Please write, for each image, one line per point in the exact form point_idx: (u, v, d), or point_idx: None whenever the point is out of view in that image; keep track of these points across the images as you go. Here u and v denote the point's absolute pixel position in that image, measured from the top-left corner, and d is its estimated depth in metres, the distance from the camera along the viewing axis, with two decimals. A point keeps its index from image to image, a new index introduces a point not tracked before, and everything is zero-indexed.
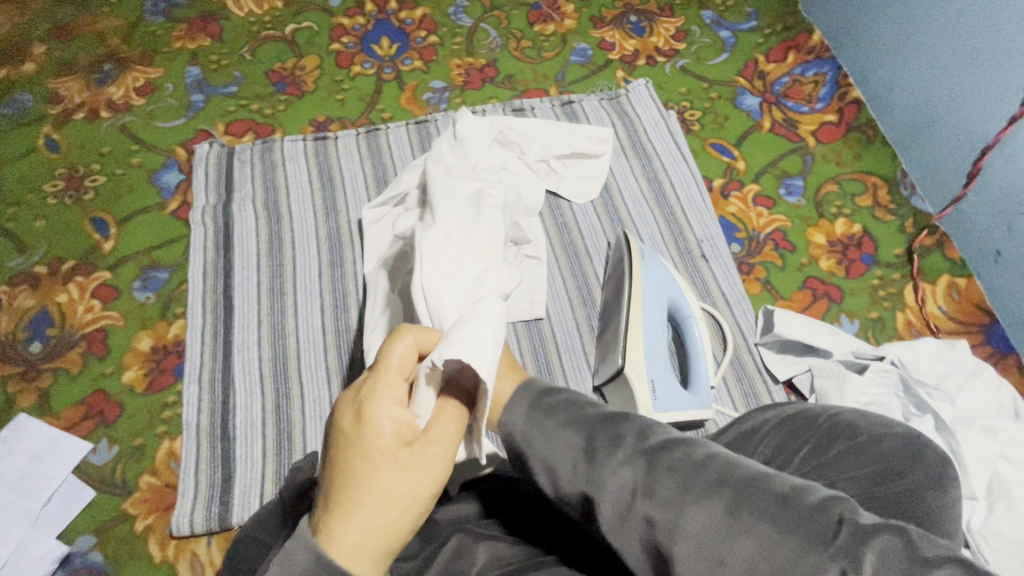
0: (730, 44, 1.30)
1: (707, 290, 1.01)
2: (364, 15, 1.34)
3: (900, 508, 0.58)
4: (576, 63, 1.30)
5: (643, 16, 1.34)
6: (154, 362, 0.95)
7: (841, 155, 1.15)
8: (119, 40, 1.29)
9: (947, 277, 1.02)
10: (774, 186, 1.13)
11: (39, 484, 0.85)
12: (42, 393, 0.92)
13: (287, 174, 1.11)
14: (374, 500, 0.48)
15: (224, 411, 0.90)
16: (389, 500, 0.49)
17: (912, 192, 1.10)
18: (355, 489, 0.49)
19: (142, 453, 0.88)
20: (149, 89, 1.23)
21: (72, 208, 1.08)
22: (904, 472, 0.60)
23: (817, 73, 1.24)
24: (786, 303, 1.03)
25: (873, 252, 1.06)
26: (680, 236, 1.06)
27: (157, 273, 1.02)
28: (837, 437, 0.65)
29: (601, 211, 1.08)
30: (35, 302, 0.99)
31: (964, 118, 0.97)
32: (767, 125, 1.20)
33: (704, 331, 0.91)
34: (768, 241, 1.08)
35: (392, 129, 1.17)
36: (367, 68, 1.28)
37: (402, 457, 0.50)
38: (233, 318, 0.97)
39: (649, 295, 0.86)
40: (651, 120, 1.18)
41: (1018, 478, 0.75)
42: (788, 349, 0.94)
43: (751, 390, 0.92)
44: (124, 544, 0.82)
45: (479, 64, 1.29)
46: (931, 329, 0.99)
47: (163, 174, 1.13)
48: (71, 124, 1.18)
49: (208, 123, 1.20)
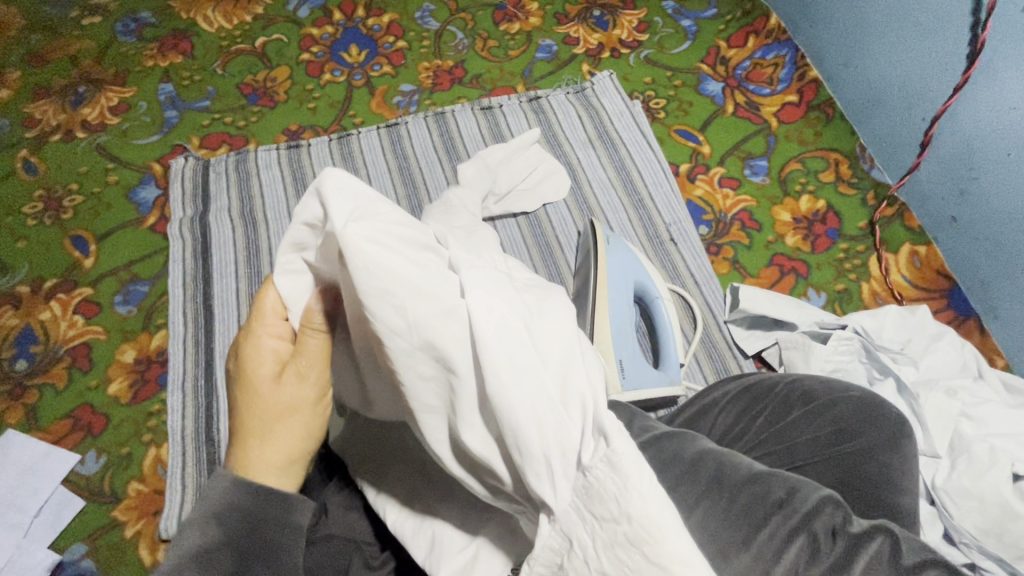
0: (692, 32, 1.32)
1: (676, 272, 1.03)
2: (332, 24, 1.37)
3: (853, 468, 0.61)
4: (541, 59, 1.32)
5: (606, 10, 1.37)
6: (137, 373, 0.97)
7: (802, 134, 1.18)
8: (92, 62, 1.31)
9: (909, 246, 1.05)
10: (738, 167, 1.16)
11: (29, 496, 0.87)
12: (28, 409, 0.94)
13: (261, 183, 1.13)
14: (276, 443, 0.52)
15: (208, 416, 0.92)
16: (292, 441, 0.52)
17: (871, 165, 1.13)
18: (262, 436, 0.52)
19: (129, 461, 0.90)
20: (123, 108, 1.25)
21: (52, 228, 1.11)
22: (857, 432, 0.63)
23: (777, 56, 1.27)
24: (754, 281, 1.06)
25: (837, 227, 1.09)
26: (648, 221, 1.08)
27: (137, 286, 1.05)
28: (793, 403, 0.67)
29: (570, 202, 1.11)
30: (18, 321, 1.01)
31: (914, 91, 1.00)
32: (730, 109, 1.22)
33: (672, 311, 0.93)
34: (734, 221, 1.11)
35: (363, 134, 1.20)
36: (337, 75, 1.30)
37: (309, 415, 0.53)
38: (214, 326, 0.99)
39: (615, 279, 0.89)
40: (616, 110, 1.20)
41: (978, 434, 0.77)
42: (757, 324, 0.96)
43: (723, 365, 0.94)
44: (115, 550, 0.84)
45: (447, 65, 1.32)
46: (894, 297, 1.02)
47: (140, 190, 1.15)
48: (47, 146, 1.20)
49: (183, 138, 1.22)
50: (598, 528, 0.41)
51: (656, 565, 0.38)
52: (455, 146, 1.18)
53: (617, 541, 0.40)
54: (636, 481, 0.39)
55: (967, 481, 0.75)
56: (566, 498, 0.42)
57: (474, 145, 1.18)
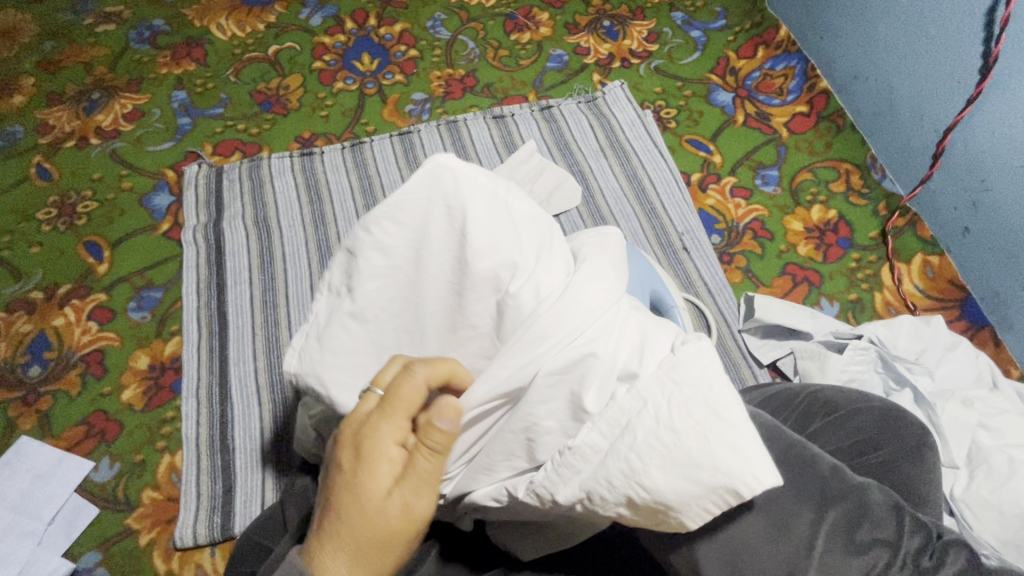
0: (701, 43, 1.34)
1: (690, 281, 1.03)
2: (344, 33, 1.38)
3: (876, 479, 0.61)
4: (552, 69, 1.33)
5: (616, 21, 1.38)
6: (151, 379, 0.97)
7: (813, 144, 1.19)
8: (105, 69, 1.32)
9: (921, 256, 1.06)
10: (750, 177, 1.17)
11: (42, 504, 0.86)
12: (41, 416, 0.94)
13: (275, 189, 1.14)
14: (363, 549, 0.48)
15: (222, 423, 0.91)
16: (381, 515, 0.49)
17: (882, 175, 1.13)
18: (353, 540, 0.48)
19: (143, 469, 0.90)
20: (137, 115, 1.25)
21: (65, 234, 1.11)
22: (880, 443, 0.63)
23: (786, 67, 1.28)
24: (767, 290, 1.06)
25: (848, 236, 1.09)
26: (662, 230, 1.08)
27: (151, 293, 1.05)
28: (815, 414, 0.67)
29: (582, 210, 1.11)
30: (32, 327, 1.01)
31: (925, 102, 1.01)
32: (740, 120, 1.23)
33: (687, 320, 0.93)
34: (747, 230, 1.11)
35: (376, 142, 1.20)
36: (349, 84, 1.31)
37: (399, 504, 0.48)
38: (228, 332, 0.99)
39: (631, 288, 0.89)
40: (627, 120, 1.21)
41: (996, 445, 0.78)
42: (770, 334, 0.96)
43: (737, 374, 0.94)
44: (129, 558, 0.84)
45: (458, 74, 1.32)
46: (907, 307, 1.02)
47: (154, 197, 1.15)
48: (61, 152, 1.20)
49: (195, 145, 1.22)
50: (677, 391, 0.42)
51: (725, 422, 0.41)
52: (467, 154, 1.19)
53: (692, 404, 0.41)
54: (716, 355, 0.42)
55: (986, 491, 0.75)
56: (650, 365, 0.44)
57: (486, 154, 1.19)
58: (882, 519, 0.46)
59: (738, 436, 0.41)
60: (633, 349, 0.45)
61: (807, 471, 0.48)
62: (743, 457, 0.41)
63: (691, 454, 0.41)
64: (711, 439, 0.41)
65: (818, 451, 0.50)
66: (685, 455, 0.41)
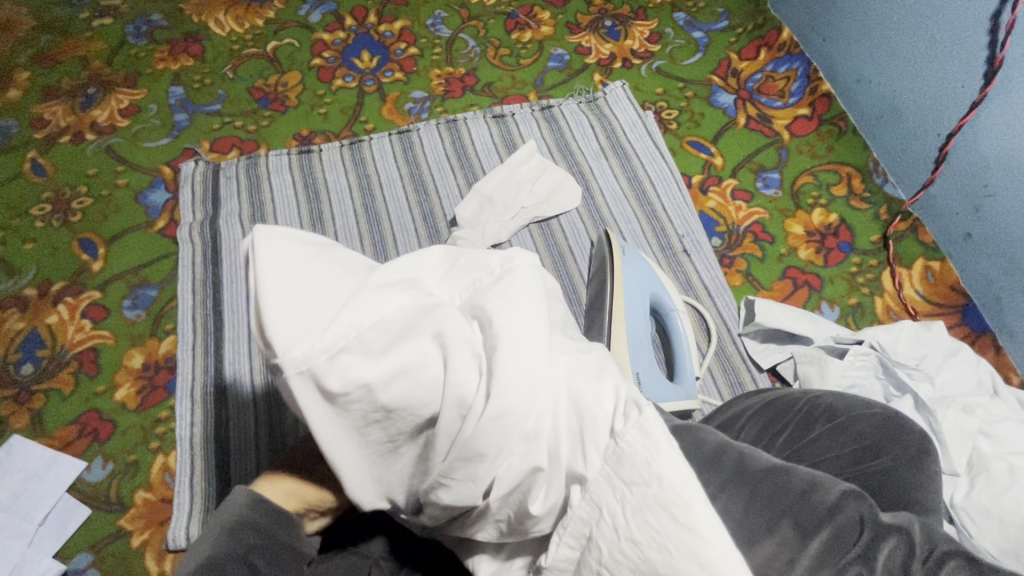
0: (703, 44, 1.33)
1: (689, 284, 1.03)
2: (344, 30, 1.36)
3: (878, 485, 0.59)
4: (553, 68, 1.32)
5: (617, 21, 1.37)
6: (146, 378, 0.96)
7: (814, 147, 1.18)
8: (101, 63, 1.30)
9: (922, 261, 1.05)
10: (751, 179, 1.16)
11: (33, 504, 0.85)
12: (33, 414, 0.92)
13: (272, 187, 1.13)
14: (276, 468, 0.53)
15: (217, 423, 0.91)
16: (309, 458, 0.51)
17: (884, 179, 1.13)
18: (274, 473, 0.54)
19: (136, 469, 0.89)
20: (133, 111, 1.24)
21: (59, 230, 1.09)
22: (882, 450, 0.62)
23: (788, 69, 1.27)
24: (767, 294, 1.05)
25: (849, 240, 1.09)
26: (662, 232, 1.07)
27: (146, 291, 1.03)
28: (815, 420, 0.67)
29: (582, 211, 1.10)
30: (25, 324, 1.00)
31: (928, 105, 1.01)
32: (742, 122, 1.22)
33: (687, 323, 0.92)
34: (747, 234, 1.10)
35: (376, 140, 1.19)
36: (348, 81, 1.30)
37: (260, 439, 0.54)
38: (224, 331, 0.98)
39: (631, 290, 0.88)
40: (628, 121, 1.20)
41: (997, 452, 0.77)
42: (770, 338, 0.96)
43: (737, 379, 0.94)
44: (121, 560, 0.83)
45: (458, 73, 1.31)
46: (908, 312, 1.02)
47: (150, 193, 1.14)
48: (56, 147, 1.19)
49: (192, 141, 1.21)
50: (628, 494, 0.40)
51: (683, 528, 0.38)
52: (466, 153, 1.18)
53: (646, 507, 0.40)
54: (663, 445, 0.40)
55: (987, 499, 0.74)
56: (596, 466, 0.42)
57: (486, 153, 1.18)
58: (856, 538, 0.44)
59: (697, 543, 0.38)
60: (575, 443, 0.43)
61: (782, 492, 0.47)
62: (709, 572, 0.37)
63: (654, 565, 0.40)
64: (671, 549, 0.39)
65: (793, 469, 0.49)
66: (649, 565, 0.40)
